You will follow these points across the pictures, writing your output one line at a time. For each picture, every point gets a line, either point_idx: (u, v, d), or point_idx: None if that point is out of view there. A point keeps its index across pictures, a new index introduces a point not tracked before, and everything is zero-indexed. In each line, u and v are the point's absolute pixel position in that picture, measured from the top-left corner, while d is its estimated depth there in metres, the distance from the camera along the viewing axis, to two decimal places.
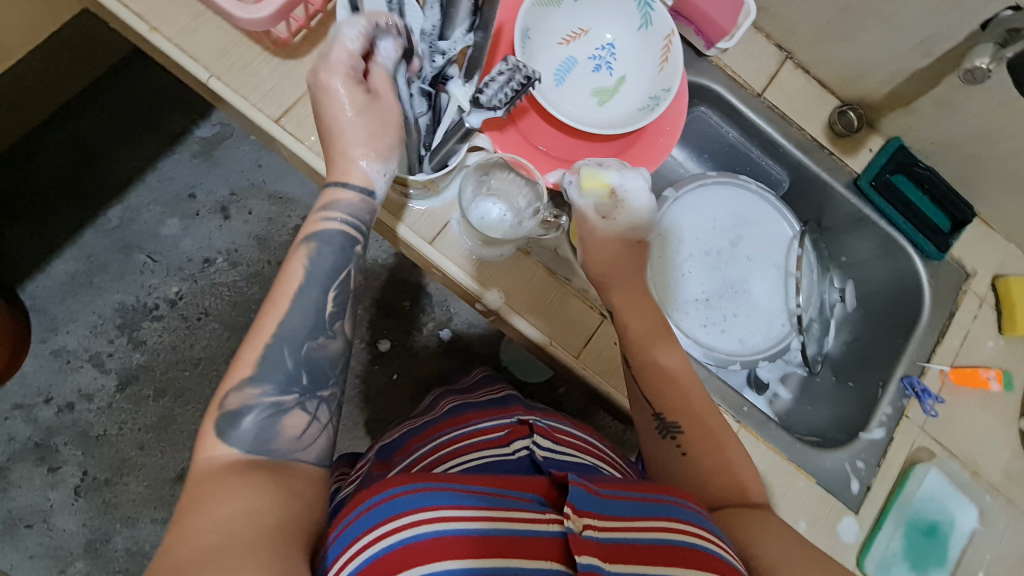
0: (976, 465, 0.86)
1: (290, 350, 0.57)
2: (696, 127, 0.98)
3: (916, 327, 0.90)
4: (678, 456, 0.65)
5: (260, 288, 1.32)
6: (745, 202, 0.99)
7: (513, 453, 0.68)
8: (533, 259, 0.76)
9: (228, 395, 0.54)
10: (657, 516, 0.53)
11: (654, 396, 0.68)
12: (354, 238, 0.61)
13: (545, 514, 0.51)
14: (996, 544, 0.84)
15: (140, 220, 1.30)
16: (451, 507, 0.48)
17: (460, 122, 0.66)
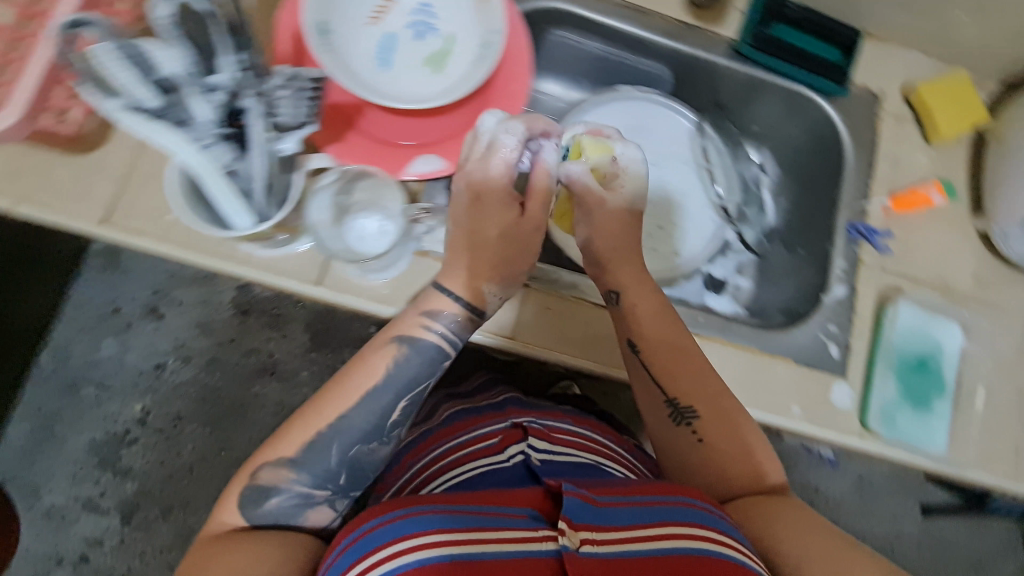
0: (944, 282, 0.84)
1: (338, 446, 0.61)
2: (560, 52, 0.91)
3: (844, 171, 0.86)
4: (693, 443, 0.68)
5: (222, 374, 1.26)
6: (632, 110, 0.93)
7: (507, 459, 0.68)
8: (433, 259, 0.70)
9: (262, 469, 0.60)
10: (664, 521, 0.54)
11: (663, 376, 0.70)
12: (446, 352, 0.65)
13: (538, 532, 0.53)
14: (988, 349, 0.82)
15: (74, 354, 1.23)
16: (436, 532, 0.51)
17: (276, 151, 0.57)
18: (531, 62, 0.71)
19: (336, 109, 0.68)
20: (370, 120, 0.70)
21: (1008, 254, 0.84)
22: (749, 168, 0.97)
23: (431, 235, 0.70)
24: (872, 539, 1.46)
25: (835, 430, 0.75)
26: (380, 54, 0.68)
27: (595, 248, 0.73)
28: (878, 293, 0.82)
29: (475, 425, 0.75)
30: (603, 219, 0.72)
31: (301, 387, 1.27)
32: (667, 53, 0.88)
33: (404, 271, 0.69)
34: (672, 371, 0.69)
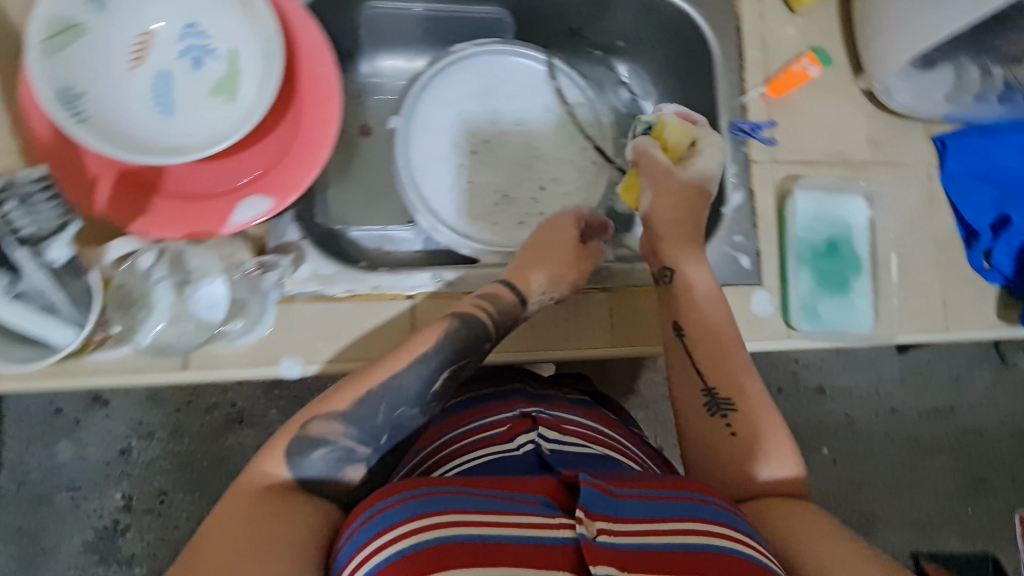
0: (841, 156, 0.80)
1: (385, 407, 0.58)
2: (381, 23, 0.81)
3: (714, 68, 0.80)
4: (726, 437, 0.62)
5: (191, 438, 1.20)
6: (475, 70, 0.78)
7: (517, 448, 0.61)
8: (301, 303, 0.65)
9: (313, 422, 0.57)
10: (682, 518, 0.49)
11: (704, 367, 0.65)
12: (487, 335, 0.62)
13: (555, 518, 0.47)
14: (896, 210, 0.81)
15: (32, 467, 1.17)
16: (458, 512, 0.46)
17: (43, 266, 0.50)
18: (332, 55, 0.62)
19: (130, 177, 0.60)
20: (176, 177, 0.62)
21: (895, 107, 0.80)
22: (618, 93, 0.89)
23: (294, 275, 0.66)
24: (858, 389, 1.52)
25: (760, 339, 0.74)
26: (156, 100, 0.59)
27: (654, 214, 0.70)
28: (776, 187, 0.79)
29: (479, 414, 0.69)
30: (668, 187, 0.71)
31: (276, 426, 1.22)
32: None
33: (270, 327, 0.64)
34: (717, 362, 0.65)
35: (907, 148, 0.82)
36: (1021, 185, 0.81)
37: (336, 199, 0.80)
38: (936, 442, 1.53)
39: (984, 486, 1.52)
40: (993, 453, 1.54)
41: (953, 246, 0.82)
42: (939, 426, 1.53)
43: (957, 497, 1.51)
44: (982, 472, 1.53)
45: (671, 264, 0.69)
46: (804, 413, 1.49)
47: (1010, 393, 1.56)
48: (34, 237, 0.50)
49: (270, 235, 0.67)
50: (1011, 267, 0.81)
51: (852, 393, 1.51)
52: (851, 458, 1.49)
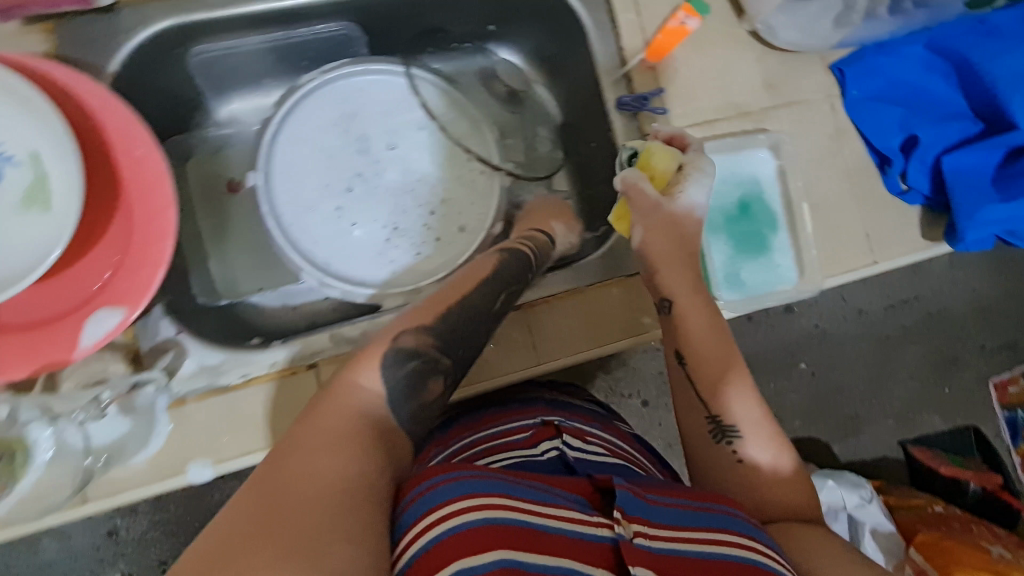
0: (739, 106, 0.76)
1: (474, 326, 0.59)
2: (219, 67, 0.72)
3: (589, 41, 0.75)
4: (734, 463, 0.60)
5: (176, 504, 1.08)
6: (330, 99, 0.71)
7: (541, 454, 0.59)
8: (193, 404, 0.60)
9: (403, 333, 0.54)
10: (711, 528, 0.47)
11: (714, 392, 0.62)
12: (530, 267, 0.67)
13: (593, 515, 0.44)
14: (805, 150, 0.77)
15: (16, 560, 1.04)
16: (510, 496, 0.42)
17: None
18: (149, 131, 0.56)
19: None
20: (8, 309, 0.54)
21: (780, 44, 0.76)
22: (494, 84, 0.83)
23: (177, 375, 0.61)
24: (822, 301, 1.37)
25: None
26: None
27: (648, 250, 0.66)
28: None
29: (502, 420, 0.67)
30: (657, 222, 0.66)
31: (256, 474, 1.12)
32: (333, 10, 0.69)
33: (168, 436, 0.59)
34: (732, 389, 0.62)
35: (803, 81, 0.78)
36: (924, 97, 0.78)
37: (220, 270, 0.74)
38: (906, 330, 1.39)
39: (957, 364, 1.41)
40: (964, 331, 1.42)
41: (869, 175, 0.78)
42: (907, 316, 1.39)
43: (933, 381, 1.41)
44: (956, 350, 1.41)
45: (669, 295, 0.66)
46: (775, 333, 1.34)
47: (981, 270, 1.43)
48: None
49: (141, 338, 0.61)
50: (929, 184, 0.78)
51: (818, 305, 1.37)
52: (827, 368, 1.35)
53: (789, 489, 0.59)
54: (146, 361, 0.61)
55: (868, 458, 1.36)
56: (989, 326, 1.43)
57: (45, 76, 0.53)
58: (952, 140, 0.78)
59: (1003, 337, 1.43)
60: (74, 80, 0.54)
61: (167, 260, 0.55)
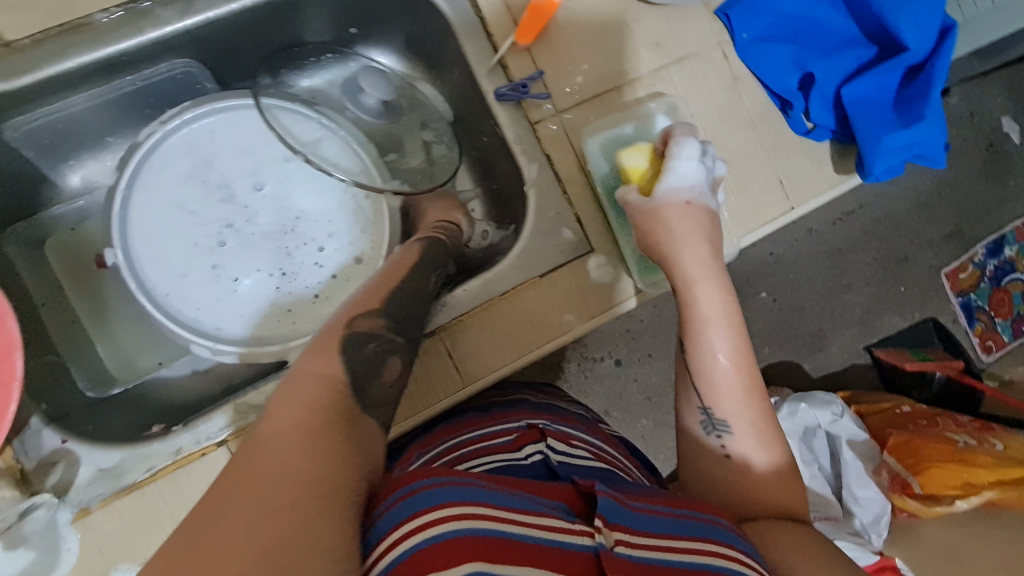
0: (628, 71, 0.72)
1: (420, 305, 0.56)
2: (50, 135, 0.64)
3: (457, 29, 0.69)
4: (721, 459, 0.58)
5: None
6: (179, 152, 0.65)
7: (525, 458, 0.55)
8: (98, 512, 0.56)
9: (355, 317, 0.50)
10: (693, 536, 0.44)
11: (704, 387, 0.59)
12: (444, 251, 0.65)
13: (574, 524, 0.41)
14: (704, 106, 0.74)
15: None
16: (495, 507, 0.39)
17: None
18: None
19: None
20: None
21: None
22: (362, 102, 0.71)
23: (74, 486, 0.56)
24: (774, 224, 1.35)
25: (604, 306, 0.69)
26: None
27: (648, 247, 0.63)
28: (550, 152, 0.70)
29: (483, 424, 0.62)
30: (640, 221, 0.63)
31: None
32: (160, 50, 0.62)
33: (79, 552, 0.55)
34: (730, 385, 0.58)
35: (689, 33, 0.74)
36: (814, 29, 0.74)
37: (111, 353, 0.69)
38: (854, 240, 1.40)
39: (908, 262, 1.42)
40: (911, 228, 1.42)
41: (771, 121, 0.76)
42: (853, 226, 1.40)
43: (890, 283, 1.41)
44: (906, 249, 1.42)
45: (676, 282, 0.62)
46: (729, 268, 1.34)
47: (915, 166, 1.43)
48: None
49: (23, 457, 0.56)
50: (833, 119, 0.75)
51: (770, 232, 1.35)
52: (787, 293, 1.36)
53: (777, 485, 0.57)
54: (36, 479, 0.56)
55: (837, 369, 1.37)
56: (935, 218, 1.43)
57: None
58: (849, 70, 0.75)
59: (947, 228, 1.44)
60: None
61: (18, 377, 0.49)
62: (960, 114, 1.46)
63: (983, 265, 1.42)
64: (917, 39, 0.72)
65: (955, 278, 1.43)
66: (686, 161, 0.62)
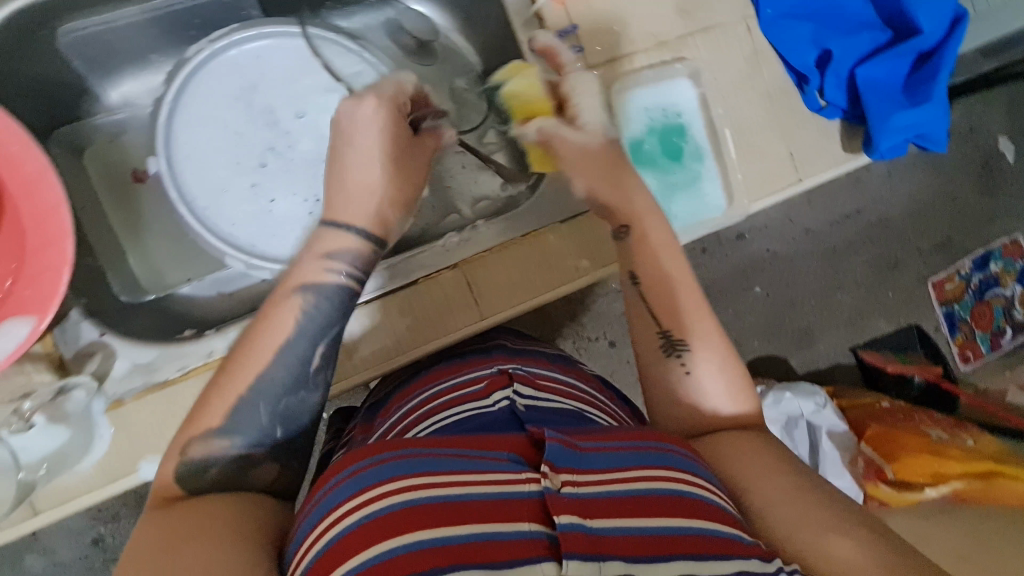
0: (656, 35, 0.75)
1: (266, 404, 0.52)
2: (98, 45, 0.66)
3: None
4: (681, 376, 0.57)
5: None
6: (227, 72, 0.67)
7: (492, 405, 0.55)
8: (132, 404, 0.59)
9: (191, 443, 0.50)
10: (645, 466, 0.46)
11: (656, 304, 0.60)
12: (352, 291, 0.57)
13: (521, 474, 0.43)
14: (724, 76, 0.77)
15: (61, 549, 1.11)
16: (426, 476, 0.42)
17: None
18: (20, 124, 0.51)
19: None
20: None
21: None
22: None
23: (110, 377, 0.59)
24: (773, 222, 1.40)
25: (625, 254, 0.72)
26: None
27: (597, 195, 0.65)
28: (577, 106, 0.73)
29: (454, 373, 0.62)
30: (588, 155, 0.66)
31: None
32: None
33: (111, 440, 0.59)
34: (681, 304, 0.59)
35: (718, 5, 0.77)
36: (833, 11, 0.78)
37: (142, 266, 0.70)
38: (849, 242, 1.45)
39: (898, 267, 1.47)
40: (904, 235, 1.47)
41: (789, 96, 0.79)
42: (849, 230, 1.44)
43: (879, 287, 1.46)
44: (897, 254, 1.47)
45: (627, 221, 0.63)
46: (726, 261, 1.38)
47: (911, 174, 1.47)
48: None
49: (62, 346, 0.59)
50: (846, 98, 0.79)
51: (769, 229, 1.39)
52: (779, 288, 1.40)
53: None
54: (72, 367, 0.59)
55: (821, 366, 1.42)
56: (927, 227, 1.48)
57: None
58: (864, 52, 0.79)
59: (936, 238, 1.49)
60: None
61: (70, 261, 0.52)
62: (961, 129, 1.50)
63: (968, 278, 1.48)
64: (930, 23, 0.76)
65: (942, 288, 1.48)
66: (590, 97, 0.69)
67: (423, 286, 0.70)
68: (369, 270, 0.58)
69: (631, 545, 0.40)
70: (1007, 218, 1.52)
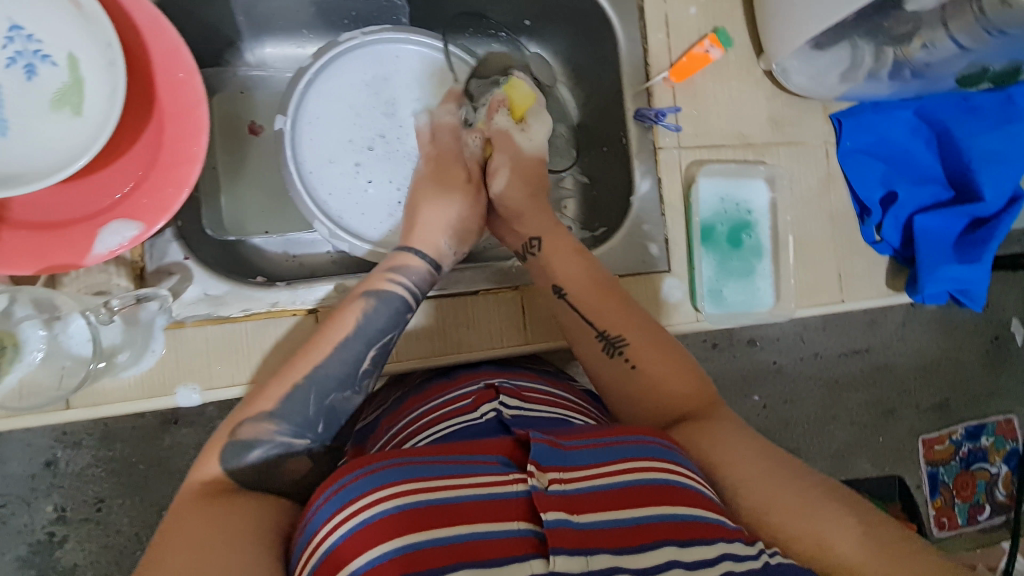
0: (744, 136, 0.82)
1: (316, 395, 0.58)
2: (260, 9, 0.73)
3: (619, 50, 0.79)
4: (628, 371, 0.63)
5: (123, 443, 1.12)
6: (367, 61, 0.75)
7: (479, 417, 0.57)
8: (191, 328, 0.62)
9: (243, 424, 0.55)
10: (624, 458, 0.49)
11: (591, 313, 0.66)
12: (410, 305, 0.64)
13: (509, 475, 0.46)
14: (793, 188, 0.83)
15: (10, 462, 1.08)
16: (408, 481, 0.45)
17: None
18: (192, 56, 0.57)
19: None
20: (29, 205, 0.54)
21: (791, 87, 0.82)
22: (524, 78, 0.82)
23: (180, 298, 0.62)
24: (785, 336, 1.43)
25: (676, 323, 0.77)
26: None
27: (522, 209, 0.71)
28: (662, 178, 0.79)
29: (446, 388, 0.65)
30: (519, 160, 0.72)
31: (215, 422, 1.15)
32: None
33: (161, 356, 0.61)
34: (594, 301, 0.66)
35: (806, 125, 0.84)
36: (906, 157, 0.84)
37: (229, 207, 0.75)
38: (854, 379, 1.47)
39: (894, 416, 1.49)
40: (905, 386, 1.50)
41: (847, 221, 0.85)
42: (856, 365, 1.47)
43: (871, 429, 1.48)
44: (895, 402, 1.50)
45: (537, 236, 0.70)
46: (732, 364, 1.39)
47: (924, 330, 1.52)
48: None
49: (147, 258, 0.62)
50: (899, 238, 0.84)
51: (780, 342, 1.42)
52: (777, 403, 1.42)
53: None
54: (149, 280, 0.62)
55: None
56: (928, 384, 1.52)
57: None
58: (925, 203, 0.85)
59: (935, 397, 1.52)
60: (130, 1, 0.54)
61: (191, 184, 0.56)
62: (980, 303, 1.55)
63: (959, 443, 1.52)
64: (992, 193, 0.83)
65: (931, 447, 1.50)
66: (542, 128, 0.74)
67: (445, 300, 0.72)
68: (423, 294, 0.65)
69: (618, 537, 0.43)
70: (1004, 398, 1.56)
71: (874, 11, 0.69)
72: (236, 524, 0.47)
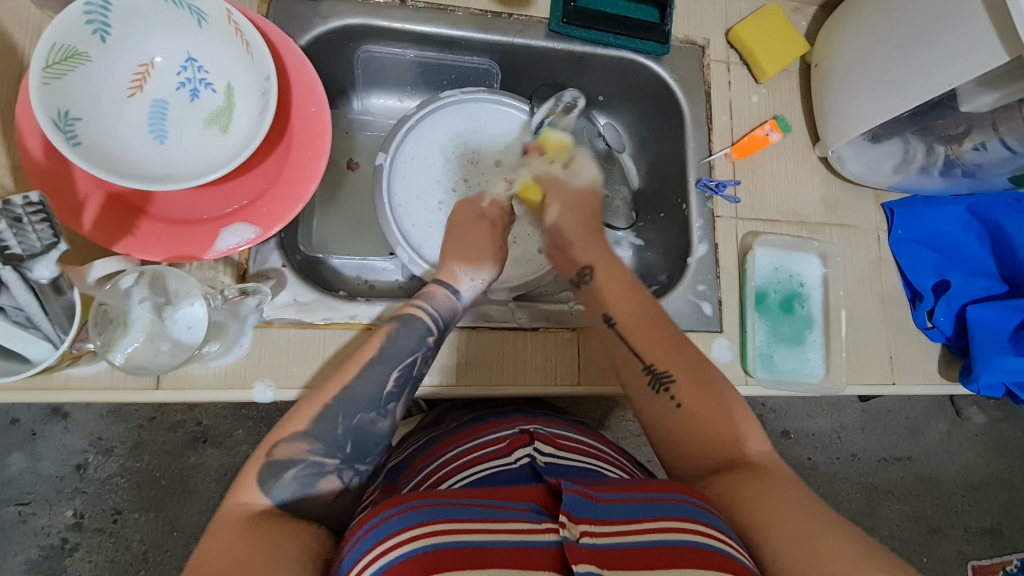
0: (797, 214, 0.87)
1: (343, 417, 0.58)
2: (375, 66, 0.84)
3: (685, 127, 0.87)
4: (672, 409, 0.63)
5: (151, 456, 1.14)
6: (460, 114, 0.87)
7: (514, 461, 0.59)
8: (277, 328, 0.67)
9: (277, 445, 0.56)
10: (656, 515, 0.48)
11: (639, 346, 0.67)
12: (433, 331, 0.65)
13: (540, 524, 0.46)
14: (843, 267, 0.86)
15: (45, 460, 1.11)
16: (438, 526, 0.46)
17: (36, 283, 0.52)
18: (325, 96, 0.66)
19: (120, 198, 0.60)
20: (168, 203, 0.63)
21: (846, 174, 0.87)
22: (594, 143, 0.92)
23: (272, 300, 0.68)
24: (822, 433, 1.38)
25: None
26: (151, 128, 0.62)
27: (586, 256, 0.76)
28: (717, 244, 0.83)
29: (479, 430, 0.66)
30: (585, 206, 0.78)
31: (241, 446, 1.17)
32: (486, 48, 0.82)
33: (246, 351, 0.66)
34: (654, 342, 0.67)
35: (858, 210, 0.89)
36: (958, 251, 0.87)
37: (319, 228, 0.85)
38: (895, 488, 1.40)
39: (940, 535, 1.40)
40: (952, 504, 1.42)
41: (898, 306, 0.87)
42: (896, 473, 1.40)
43: (914, 548, 1.38)
44: (939, 520, 1.41)
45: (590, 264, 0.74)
46: None
47: (971, 444, 1.45)
48: (34, 259, 0.51)
49: (251, 261, 0.69)
50: (952, 327, 0.85)
51: (815, 438, 1.38)
52: None
53: None
54: (250, 280, 0.69)
55: None
56: (977, 506, 1.43)
57: (265, 35, 0.65)
58: (977, 296, 0.86)
59: (985, 521, 1.43)
60: (284, 47, 0.65)
61: (306, 200, 0.64)
62: None
63: None
64: None
65: None
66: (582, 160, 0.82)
67: (499, 332, 0.76)
68: (447, 328, 0.67)
69: None
70: None
71: (929, 109, 0.75)
72: (288, 546, 0.49)
